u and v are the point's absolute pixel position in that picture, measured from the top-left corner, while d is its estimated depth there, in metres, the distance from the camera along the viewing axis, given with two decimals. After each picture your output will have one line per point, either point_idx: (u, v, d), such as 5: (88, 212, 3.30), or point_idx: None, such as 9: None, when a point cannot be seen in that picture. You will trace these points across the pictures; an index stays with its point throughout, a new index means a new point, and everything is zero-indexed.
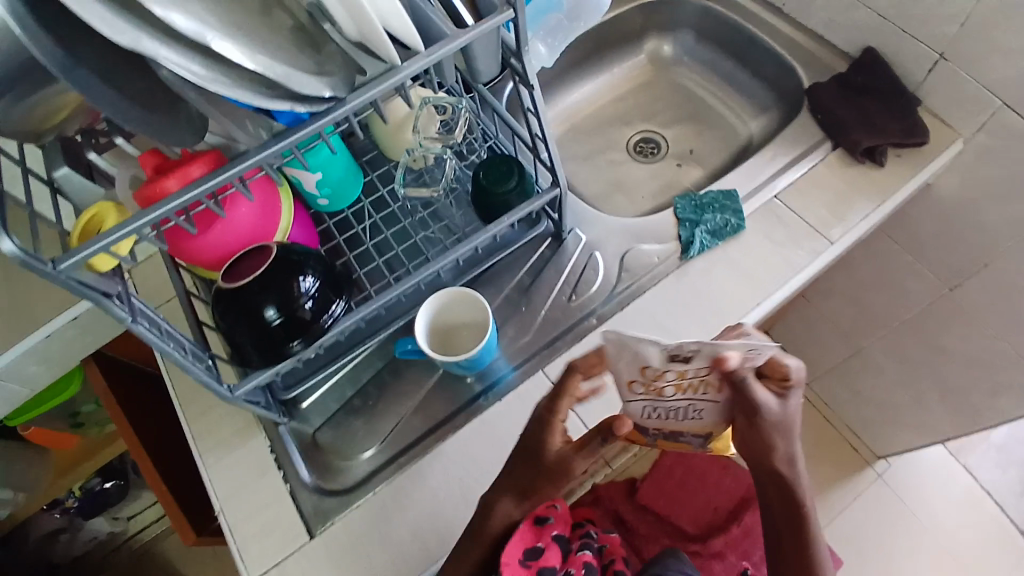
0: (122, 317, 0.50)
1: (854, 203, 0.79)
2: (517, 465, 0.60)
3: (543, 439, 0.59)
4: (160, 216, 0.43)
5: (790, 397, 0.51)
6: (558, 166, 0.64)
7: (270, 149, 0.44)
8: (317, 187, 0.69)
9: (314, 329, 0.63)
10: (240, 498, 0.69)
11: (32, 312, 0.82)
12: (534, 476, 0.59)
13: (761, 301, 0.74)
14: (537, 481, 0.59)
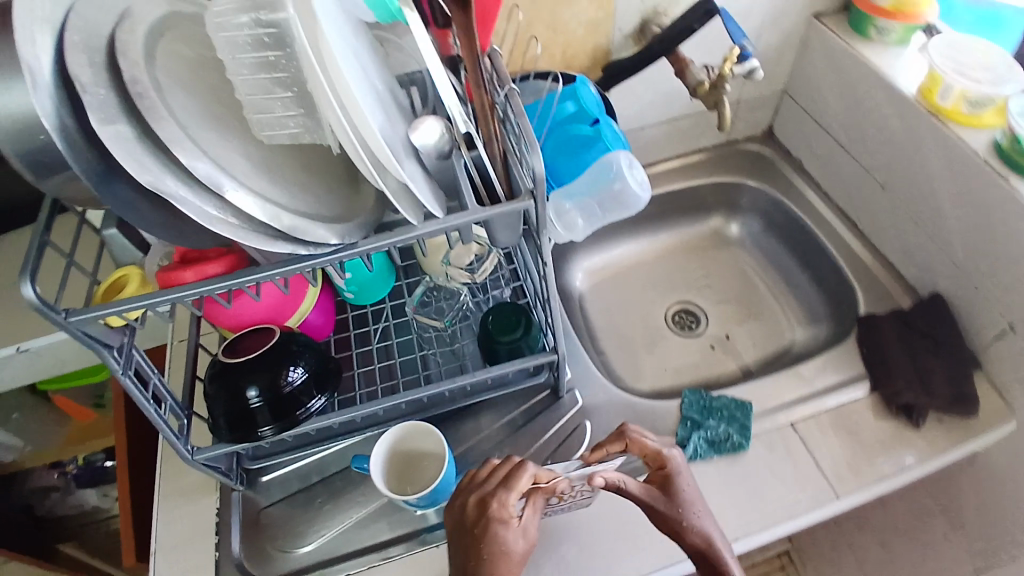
0: (113, 369, 0.53)
1: (877, 458, 0.72)
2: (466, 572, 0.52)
3: (494, 536, 0.52)
4: (163, 306, 0.47)
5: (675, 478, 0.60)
6: (558, 332, 0.64)
7: (276, 269, 0.47)
8: (345, 283, 0.72)
9: (288, 418, 0.64)
10: (171, 550, 0.69)
11: None
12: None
13: (741, 535, 0.67)
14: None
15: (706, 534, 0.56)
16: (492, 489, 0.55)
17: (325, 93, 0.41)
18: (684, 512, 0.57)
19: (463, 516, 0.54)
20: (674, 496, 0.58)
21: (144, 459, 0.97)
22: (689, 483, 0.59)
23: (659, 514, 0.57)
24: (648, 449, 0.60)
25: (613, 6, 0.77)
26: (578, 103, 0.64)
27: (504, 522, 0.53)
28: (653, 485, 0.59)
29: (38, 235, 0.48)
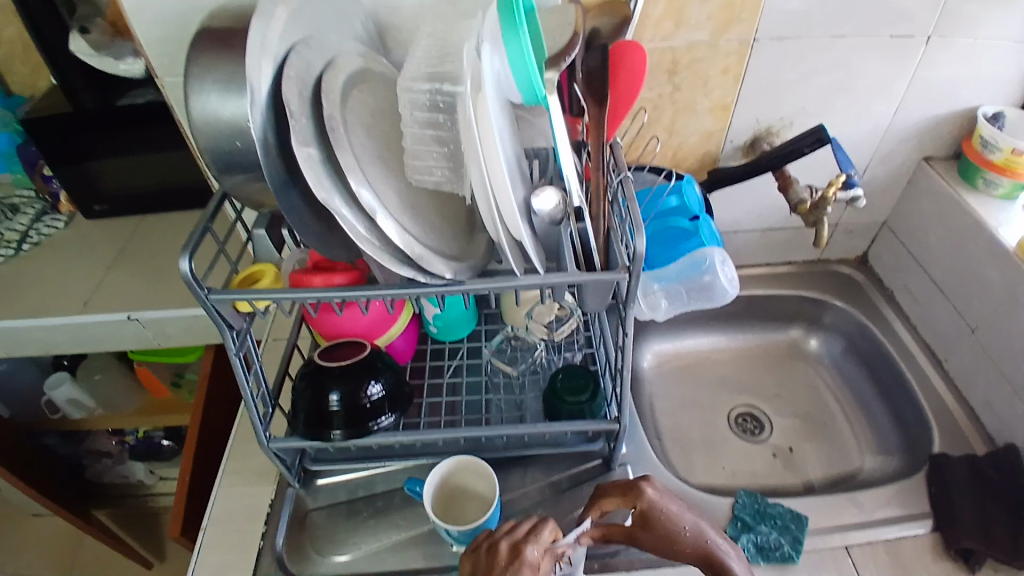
0: (229, 347, 0.60)
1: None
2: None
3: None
4: (292, 301, 0.54)
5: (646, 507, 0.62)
6: (624, 405, 0.66)
7: (393, 290, 0.54)
8: (433, 317, 0.80)
9: (358, 428, 0.69)
10: (223, 526, 0.74)
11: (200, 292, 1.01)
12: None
13: None
14: None
15: (699, 540, 0.60)
16: (520, 541, 0.56)
17: (477, 156, 0.48)
18: (675, 531, 0.60)
19: (491, 560, 0.55)
20: (659, 528, 0.60)
21: (213, 441, 1.05)
22: (669, 508, 0.61)
23: (654, 543, 0.61)
24: (618, 497, 0.61)
25: (730, 121, 0.84)
26: (681, 199, 0.70)
27: (528, 565, 0.54)
28: (640, 527, 0.61)
29: (204, 221, 0.57)
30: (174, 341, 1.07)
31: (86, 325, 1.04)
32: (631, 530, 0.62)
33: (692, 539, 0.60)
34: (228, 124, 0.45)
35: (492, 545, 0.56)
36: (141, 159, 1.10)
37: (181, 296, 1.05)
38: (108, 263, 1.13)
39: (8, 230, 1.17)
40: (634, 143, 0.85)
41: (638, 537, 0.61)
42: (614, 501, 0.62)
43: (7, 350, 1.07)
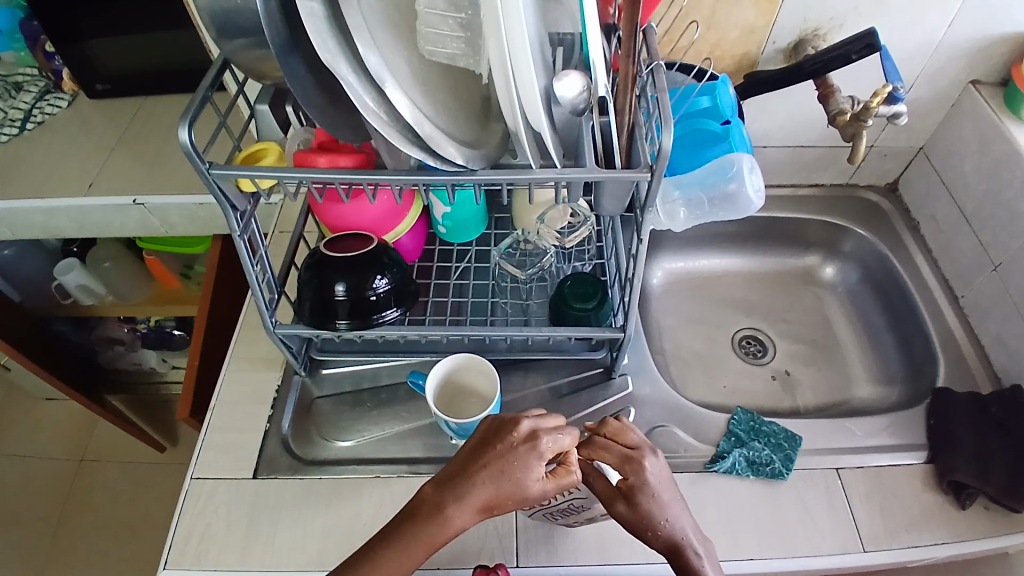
0: (232, 228, 0.58)
1: (915, 529, 0.70)
2: (477, 477, 0.49)
3: (521, 461, 0.49)
4: (296, 180, 0.51)
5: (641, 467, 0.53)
6: (632, 315, 0.65)
7: (401, 176, 0.52)
8: (443, 217, 0.78)
9: (363, 319, 0.69)
10: (229, 407, 0.76)
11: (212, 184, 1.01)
12: (499, 489, 0.49)
13: (759, 557, 0.66)
14: (493, 483, 0.49)
15: (675, 536, 0.52)
16: (540, 427, 0.51)
17: (496, 23, 0.44)
18: (653, 518, 0.52)
19: (502, 432, 0.51)
20: (639, 509, 0.52)
21: (222, 330, 1.06)
22: (659, 492, 0.52)
23: (626, 521, 0.52)
24: (612, 457, 0.53)
25: (776, 16, 0.78)
26: (713, 101, 0.66)
27: (533, 451, 0.49)
28: (622, 495, 0.52)
29: (203, 91, 0.54)
30: (179, 230, 1.06)
31: (89, 209, 1.02)
32: (607, 497, 0.53)
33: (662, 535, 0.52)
34: None
35: (510, 421, 0.52)
36: (141, 37, 1.05)
37: (184, 183, 1.03)
38: (110, 147, 1.09)
39: (12, 108, 1.14)
40: (670, 32, 0.80)
41: (614, 504, 0.52)
42: (607, 457, 0.53)
43: (13, 231, 1.07)
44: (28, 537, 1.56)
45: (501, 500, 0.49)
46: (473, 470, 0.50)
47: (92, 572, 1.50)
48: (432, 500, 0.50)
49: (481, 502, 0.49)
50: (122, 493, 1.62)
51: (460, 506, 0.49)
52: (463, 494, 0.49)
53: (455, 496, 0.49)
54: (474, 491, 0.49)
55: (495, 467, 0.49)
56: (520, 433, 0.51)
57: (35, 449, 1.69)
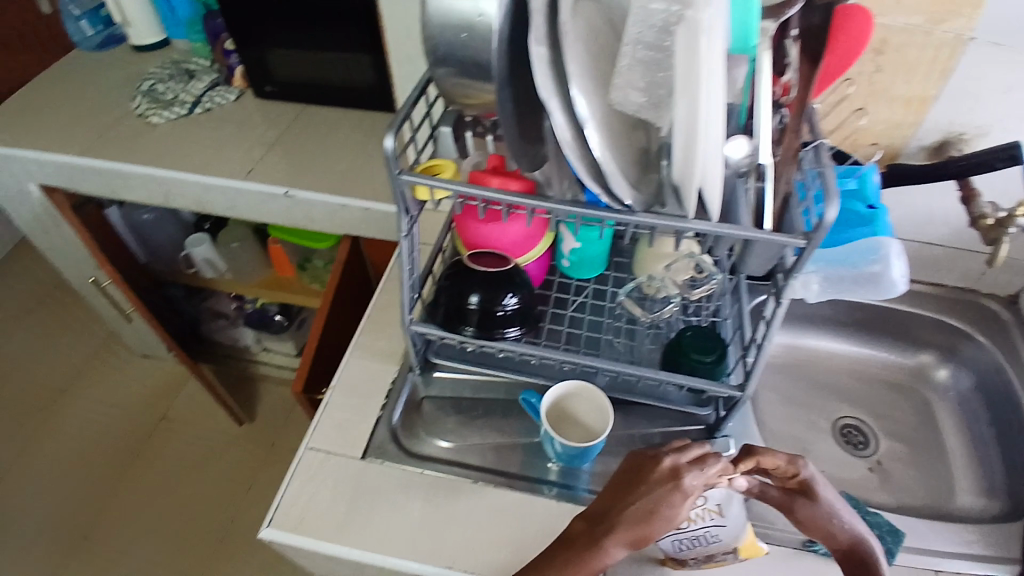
0: (401, 227, 0.66)
1: None
2: (626, 512, 0.54)
3: (669, 499, 0.53)
4: (474, 195, 0.58)
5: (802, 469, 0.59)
6: (753, 376, 0.67)
7: (563, 207, 0.58)
8: (570, 251, 0.83)
9: (488, 330, 0.74)
10: (348, 390, 0.83)
11: (355, 189, 1.11)
12: (651, 525, 0.53)
13: None
14: (636, 518, 0.53)
15: (853, 530, 0.59)
16: (681, 462, 0.56)
17: (689, 88, 0.49)
18: (830, 512, 0.59)
19: (646, 469, 0.56)
20: (817, 503, 0.59)
21: (338, 322, 1.15)
22: (825, 485, 0.60)
23: (806, 520, 0.59)
24: (780, 462, 0.59)
25: (924, 116, 0.82)
26: (860, 184, 0.72)
27: (680, 489, 0.54)
28: (798, 493, 0.60)
29: (408, 106, 0.61)
30: (316, 224, 1.17)
31: (244, 191, 1.15)
32: (783, 502, 0.60)
33: (841, 529, 0.59)
34: (458, 14, 0.48)
35: (652, 458, 0.57)
36: (316, 52, 1.18)
37: (328, 183, 1.14)
38: (270, 142, 1.23)
39: (185, 92, 1.31)
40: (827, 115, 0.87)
41: (796, 502, 0.60)
42: (774, 463, 0.59)
43: (167, 197, 1.21)
44: (104, 479, 1.68)
45: (650, 534, 0.53)
46: (622, 505, 0.54)
47: (155, 524, 1.60)
48: (582, 536, 0.54)
49: (629, 537, 0.53)
50: (194, 456, 1.73)
51: (612, 541, 0.53)
52: (611, 529, 0.53)
53: (607, 532, 0.53)
54: (627, 527, 0.53)
55: (646, 507, 0.53)
56: (664, 468, 0.55)
57: (128, 399, 1.84)
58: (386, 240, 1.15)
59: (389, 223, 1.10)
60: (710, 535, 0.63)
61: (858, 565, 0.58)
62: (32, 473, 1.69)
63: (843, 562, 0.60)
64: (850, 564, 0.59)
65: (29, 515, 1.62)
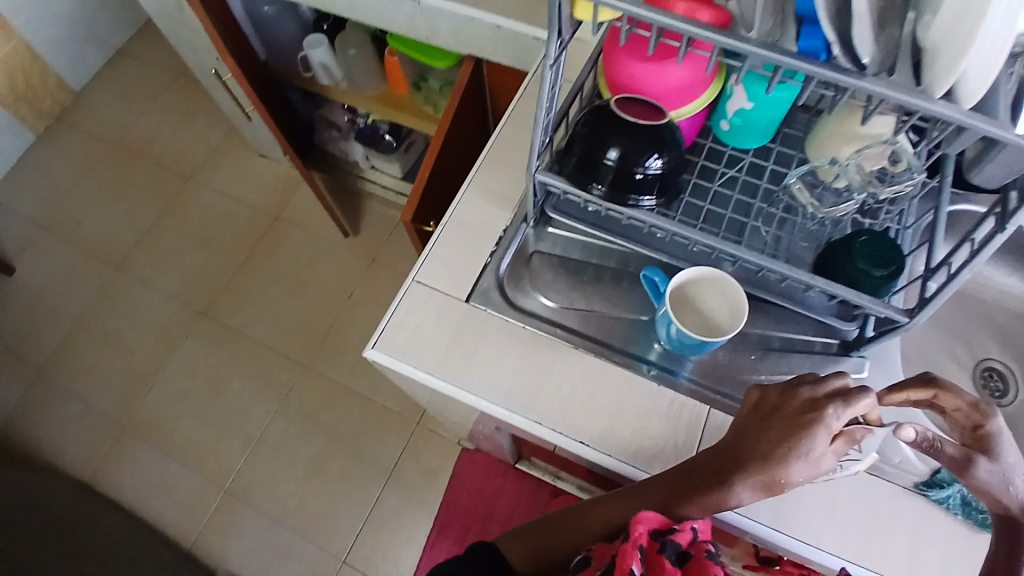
0: (548, 56, 0.55)
1: None
2: (757, 450, 0.51)
3: (810, 433, 0.49)
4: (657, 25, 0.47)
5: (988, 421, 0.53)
6: (930, 306, 0.55)
7: (767, 53, 0.46)
8: (735, 112, 0.69)
9: (621, 194, 0.66)
10: (458, 230, 0.78)
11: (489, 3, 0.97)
12: (787, 465, 0.49)
13: None
14: (771, 454, 0.50)
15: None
16: (819, 395, 0.51)
17: None
18: (1010, 479, 0.51)
19: (782, 405, 0.52)
20: (997, 461, 0.52)
21: (449, 153, 1.08)
22: (1012, 447, 0.53)
23: (976, 481, 0.52)
24: (964, 404, 0.53)
25: None
26: None
27: (824, 428, 0.49)
28: (976, 451, 0.53)
29: None
30: (439, 39, 1.05)
31: None
32: (953, 458, 0.53)
33: (1013, 499, 0.51)
34: None
35: (786, 392, 0.52)
36: None
37: None
38: None
39: None
40: None
41: (974, 463, 0.52)
42: (957, 405, 0.54)
43: None
44: (226, 264, 1.85)
45: (785, 474, 0.49)
46: (755, 440, 0.51)
47: (266, 311, 1.78)
48: (707, 465, 0.53)
49: (763, 479, 0.50)
50: (301, 257, 1.84)
51: (742, 480, 0.51)
52: (742, 465, 0.51)
53: (737, 468, 0.51)
54: (763, 469, 0.50)
55: (782, 438, 0.49)
56: (800, 404, 0.51)
57: (246, 195, 1.95)
58: (513, 69, 1.03)
59: (521, 50, 0.97)
60: (844, 466, 0.66)
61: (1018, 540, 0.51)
62: (167, 248, 1.89)
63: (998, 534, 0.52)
64: (1008, 537, 0.52)
65: (165, 284, 1.83)
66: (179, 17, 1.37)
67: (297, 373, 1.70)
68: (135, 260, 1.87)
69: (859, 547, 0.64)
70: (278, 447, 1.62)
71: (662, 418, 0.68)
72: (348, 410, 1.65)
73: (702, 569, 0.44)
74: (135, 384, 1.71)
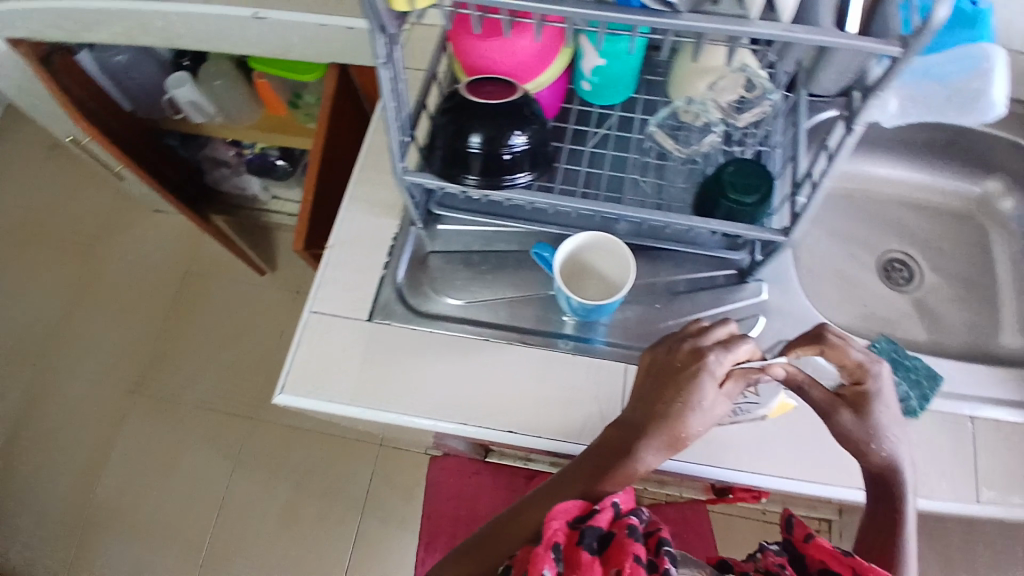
0: (377, 53, 0.52)
1: None
2: (655, 412, 0.54)
3: (695, 380, 0.54)
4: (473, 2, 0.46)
5: (866, 380, 0.57)
6: (802, 219, 0.57)
7: (585, 12, 0.45)
8: (591, 71, 0.68)
9: (495, 177, 0.64)
10: (349, 248, 0.75)
11: (338, 7, 0.92)
12: (684, 419, 0.53)
13: (856, 487, 0.64)
14: (668, 410, 0.54)
15: (893, 457, 0.56)
16: (702, 345, 0.56)
17: None
18: (875, 433, 0.56)
19: (669, 361, 0.56)
20: (865, 416, 0.56)
21: (332, 167, 1.03)
22: (887, 404, 0.57)
23: (847, 428, 0.56)
24: (849, 360, 0.57)
25: None
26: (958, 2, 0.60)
27: (710, 375, 0.54)
28: (845, 403, 0.57)
29: None
30: (296, 54, 0.99)
31: (209, 19, 0.96)
32: (830, 404, 0.58)
33: (881, 451, 0.56)
34: None
35: (674, 350, 0.57)
36: None
37: None
38: None
39: None
40: None
41: (838, 411, 0.57)
42: (841, 360, 0.58)
43: (134, 39, 1.03)
44: (145, 331, 1.75)
45: (683, 430, 0.53)
46: (654, 401, 0.55)
47: (198, 369, 1.69)
48: (615, 441, 0.55)
49: (665, 437, 0.53)
50: (222, 304, 1.76)
51: (647, 444, 0.53)
52: (646, 431, 0.54)
53: (639, 435, 0.54)
54: (662, 429, 0.53)
55: (676, 391, 0.54)
56: (685, 356, 0.56)
57: (150, 254, 1.84)
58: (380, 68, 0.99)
59: None
60: (743, 410, 0.66)
61: (886, 494, 0.56)
62: (79, 329, 1.77)
63: (869, 487, 0.58)
64: (878, 489, 0.57)
65: (85, 367, 1.72)
66: (23, 89, 1.26)
67: (246, 424, 1.63)
68: (46, 349, 1.75)
69: (791, 464, 0.66)
70: (245, 505, 1.55)
71: (586, 387, 0.68)
72: (307, 448, 1.60)
73: (622, 549, 0.44)
74: (76, 479, 1.60)
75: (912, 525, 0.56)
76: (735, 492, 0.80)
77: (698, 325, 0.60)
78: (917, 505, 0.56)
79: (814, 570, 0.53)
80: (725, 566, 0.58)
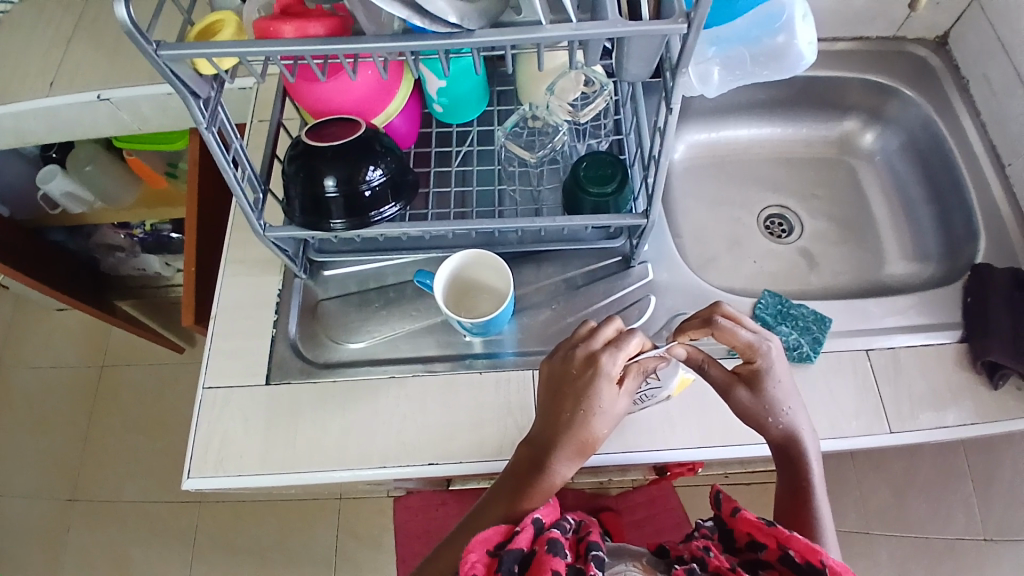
0: (197, 120, 0.51)
1: (934, 405, 0.71)
2: (561, 423, 0.53)
3: (593, 386, 0.52)
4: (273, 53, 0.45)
5: (756, 359, 0.58)
6: (657, 199, 0.58)
7: (386, 45, 0.46)
8: (437, 93, 0.68)
9: (360, 216, 0.62)
10: (235, 314, 0.73)
11: None
12: (589, 426, 0.52)
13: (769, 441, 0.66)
14: (572, 420, 0.52)
15: (793, 426, 0.58)
16: (595, 349, 0.54)
17: None
18: (772, 408, 0.58)
19: (564, 370, 0.54)
20: (759, 394, 0.58)
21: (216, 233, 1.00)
22: (780, 380, 0.58)
23: (745, 404, 0.59)
24: (739, 339, 0.57)
25: None
26: None
27: (608, 378, 0.52)
28: (741, 381, 0.59)
29: None
30: (156, 126, 0.96)
31: (54, 109, 0.91)
32: (727, 383, 0.60)
33: (779, 425, 0.58)
34: None
35: (567, 358, 0.55)
36: None
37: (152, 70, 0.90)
38: (65, 34, 0.95)
39: None
40: None
41: (734, 390, 0.59)
42: (733, 341, 0.58)
43: None
44: (66, 439, 1.64)
45: (591, 436, 0.53)
46: (556, 414, 0.53)
47: (132, 466, 1.59)
48: (528, 459, 0.54)
49: (575, 445, 0.53)
50: (145, 392, 1.67)
51: (558, 457, 0.53)
52: (555, 446, 0.53)
53: (548, 450, 0.53)
54: (570, 439, 0.52)
55: (575, 400, 0.52)
56: (580, 363, 0.54)
57: (58, 356, 1.73)
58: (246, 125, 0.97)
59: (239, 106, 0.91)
60: (650, 396, 0.66)
61: (792, 462, 0.58)
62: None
63: (778, 458, 0.59)
64: (783, 459, 0.59)
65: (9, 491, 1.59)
66: None
67: (195, 510, 1.54)
68: None
69: (705, 431, 0.67)
70: None
71: (498, 403, 0.68)
72: (264, 521, 1.53)
73: (542, 566, 0.44)
74: None
75: (823, 490, 0.58)
76: (671, 468, 0.81)
77: (589, 324, 0.58)
78: (821, 466, 0.59)
79: (744, 544, 0.54)
80: (663, 552, 0.58)
